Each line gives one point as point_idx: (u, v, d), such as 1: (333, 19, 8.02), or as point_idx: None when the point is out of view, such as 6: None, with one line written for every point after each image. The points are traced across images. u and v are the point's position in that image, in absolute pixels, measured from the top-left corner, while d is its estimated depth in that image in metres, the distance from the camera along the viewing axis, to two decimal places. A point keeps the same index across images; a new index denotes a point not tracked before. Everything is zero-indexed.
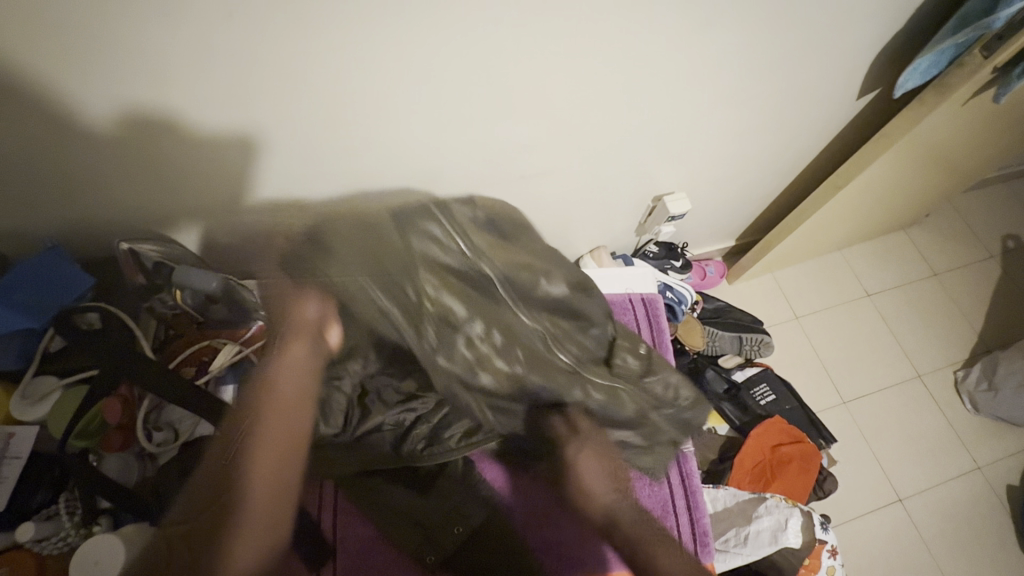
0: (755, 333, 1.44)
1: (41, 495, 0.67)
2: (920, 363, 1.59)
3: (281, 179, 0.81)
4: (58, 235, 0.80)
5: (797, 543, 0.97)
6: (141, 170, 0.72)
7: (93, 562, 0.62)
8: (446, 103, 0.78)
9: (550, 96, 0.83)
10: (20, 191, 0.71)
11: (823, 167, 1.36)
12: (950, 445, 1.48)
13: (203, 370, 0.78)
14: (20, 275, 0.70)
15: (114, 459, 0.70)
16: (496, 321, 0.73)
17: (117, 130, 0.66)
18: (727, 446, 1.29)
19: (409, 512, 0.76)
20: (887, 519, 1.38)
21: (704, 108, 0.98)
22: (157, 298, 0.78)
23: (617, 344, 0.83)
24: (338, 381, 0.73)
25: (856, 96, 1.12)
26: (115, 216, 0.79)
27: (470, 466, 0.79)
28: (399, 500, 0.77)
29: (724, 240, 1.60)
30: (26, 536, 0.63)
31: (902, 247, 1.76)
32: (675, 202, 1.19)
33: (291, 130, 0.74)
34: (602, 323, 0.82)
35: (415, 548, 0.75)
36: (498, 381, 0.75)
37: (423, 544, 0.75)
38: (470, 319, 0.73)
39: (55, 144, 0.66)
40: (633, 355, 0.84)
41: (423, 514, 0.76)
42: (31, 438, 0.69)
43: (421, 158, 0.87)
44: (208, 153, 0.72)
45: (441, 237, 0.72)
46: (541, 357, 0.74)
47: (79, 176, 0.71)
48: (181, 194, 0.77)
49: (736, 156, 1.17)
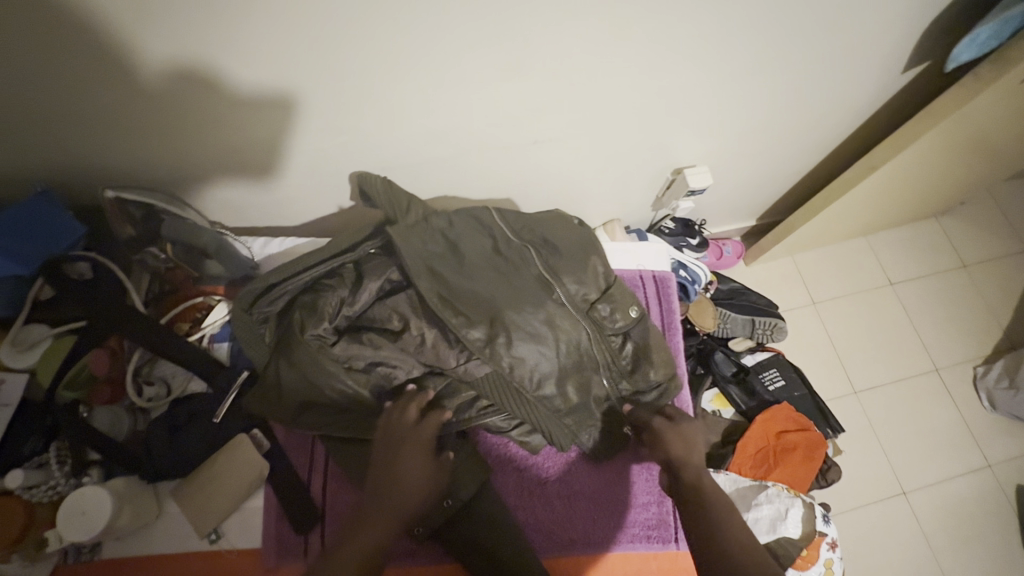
0: (770, 317, 1.39)
1: (31, 444, 0.66)
2: (939, 357, 1.53)
3: (280, 132, 0.77)
4: (53, 178, 0.77)
5: (797, 534, 0.95)
6: (152, 118, 0.71)
7: (81, 513, 0.62)
8: (455, 59, 0.72)
9: (568, 56, 0.77)
10: (8, 130, 0.68)
11: (857, 145, 1.27)
12: (962, 441, 1.44)
13: (198, 325, 0.77)
14: (8, 218, 0.66)
15: (104, 413, 0.69)
16: (488, 257, 0.80)
17: (108, 73, 0.63)
18: (733, 429, 1.27)
19: None
20: (888, 511, 1.36)
21: (738, 76, 0.92)
22: (148, 252, 0.74)
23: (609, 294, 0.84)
24: (327, 302, 0.75)
25: (902, 69, 1.04)
26: (108, 160, 0.76)
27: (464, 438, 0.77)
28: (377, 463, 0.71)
29: (744, 220, 1.54)
30: (15, 483, 0.62)
31: (932, 236, 1.67)
32: (696, 175, 1.13)
33: (288, 80, 0.69)
34: (591, 282, 0.83)
35: None
36: (487, 327, 0.76)
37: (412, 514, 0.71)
38: (466, 256, 0.79)
39: (68, 87, 0.64)
40: (623, 316, 0.83)
41: None
42: (20, 388, 0.67)
43: (427, 118, 0.82)
44: (227, 105, 0.71)
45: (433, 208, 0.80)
46: (524, 293, 0.78)
47: (67, 117, 0.68)
48: (193, 144, 0.76)
49: (765, 130, 1.10)
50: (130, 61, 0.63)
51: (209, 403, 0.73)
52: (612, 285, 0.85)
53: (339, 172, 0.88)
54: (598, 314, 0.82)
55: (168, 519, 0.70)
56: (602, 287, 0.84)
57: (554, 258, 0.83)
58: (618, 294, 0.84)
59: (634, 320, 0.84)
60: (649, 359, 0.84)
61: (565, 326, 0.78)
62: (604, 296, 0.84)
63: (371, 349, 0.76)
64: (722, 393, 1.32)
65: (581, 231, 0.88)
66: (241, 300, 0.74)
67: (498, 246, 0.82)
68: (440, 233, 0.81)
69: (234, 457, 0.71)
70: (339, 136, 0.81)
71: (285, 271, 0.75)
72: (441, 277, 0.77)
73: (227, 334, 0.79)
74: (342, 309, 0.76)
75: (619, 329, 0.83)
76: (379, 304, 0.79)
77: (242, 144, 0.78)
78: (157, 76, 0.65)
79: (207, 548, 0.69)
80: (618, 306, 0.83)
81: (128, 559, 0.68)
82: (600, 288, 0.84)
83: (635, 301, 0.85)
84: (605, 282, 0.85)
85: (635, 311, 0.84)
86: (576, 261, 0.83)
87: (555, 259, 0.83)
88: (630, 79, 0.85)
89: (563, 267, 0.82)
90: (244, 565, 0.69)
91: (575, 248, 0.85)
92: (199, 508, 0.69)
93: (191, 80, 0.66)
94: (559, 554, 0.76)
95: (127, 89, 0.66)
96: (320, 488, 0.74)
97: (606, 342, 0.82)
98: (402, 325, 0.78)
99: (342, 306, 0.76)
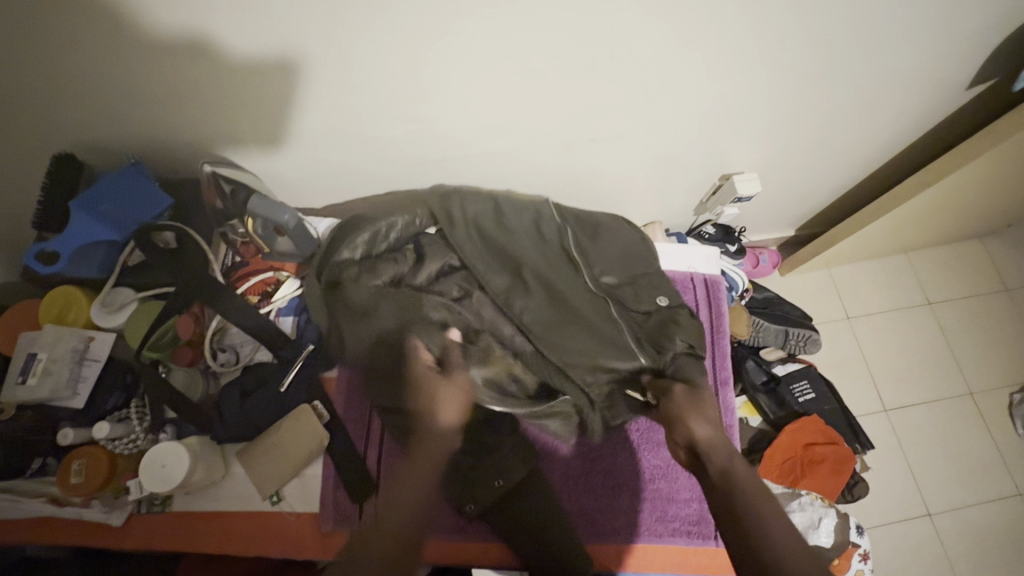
0: (804, 329, 1.37)
1: (114, 398, 0.72)
2: (974, 380, 1.51)
3: (353, 114, 0.81)
4: (142, 152, 0.82)
5: (828, 543, 0.96)
6: (243, 101, 0.75)
7: (160, 466, 0.66)
8: (528, 53, 0.74)
9: (637, 53, 0.78)
10: (100, 105, 0.72)
11: (909, 159, 1.26)
12: (992, 466, 1.42)
13: (267, 299, 0.81)
14: (106, 186, 0.72)
15: (181, 373, 0.74)
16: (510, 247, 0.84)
17: (202, 54, 0.67)
18: (760, 437, 1.28)
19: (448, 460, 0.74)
20: (912, 531, 1.35)
21: (799, 84, 0.93)
22: (229, 226, 0.80)
23: (637, 283, 0.86)
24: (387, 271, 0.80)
25: (965, 85, 1.03)
26: (189, 136, 0.80)
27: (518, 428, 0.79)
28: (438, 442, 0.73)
29: (783, 230, 1.54)
30: (102, 435, 0.67)
31: (975, 257, 1.64)
32: (744, 182, 1.12)
33: (368, 66, 0.72)
34: (620, 271, 0.86)
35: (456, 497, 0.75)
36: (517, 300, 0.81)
37: (463, 493, 0.75)
38: (507, 238, 0.85)
39: (176, 69, 0.69)
40: (648, 301, 0.84)
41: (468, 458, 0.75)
42: (109, 344, 0.73)
43: (493, 108, 0.84)
44: (313, 89, 0.75)
45: (490, 208, 0.87)
46: (564, 269, 0.84)
47: (153, 95, 0.72)
48: (275, 126, 0.80)
49: (818, 139, 1.11)
50: (236, 46, 0.66)
51: (274, 373, 0.76)
52: (644, 275, 0.87)
53: (398, 156, 0.92)
54: (621, 294, 0.84)
55: (235, 479, 0.75)
56: (632, 274, 0.87)
57: (593, 243, 0.87)
58: (641, 281, 0.86)
59: (663, 309, 0.85)
60: (675, 327, 0.81)
61: (582, 294, 0.82)
62: (631, 282, 0.86)
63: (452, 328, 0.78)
64: (749, 401, 1.33)
65: (628, 231, 0.91)
66: (316, 278, 0.79)
67: (566, 249, 0.85)
68: (491, 227, 0.85)
69: (297, 426, 0.74)
70: (407, 121, 0.84)
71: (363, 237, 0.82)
72: (518, 267, 0.83)
73: (292, 309, 0.83)
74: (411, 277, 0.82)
75: (644, 310, 0.84)
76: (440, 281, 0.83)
77: (318, 126, 0.82)
78: (259, 62, 0.69)
79: (268, 508, 0.75)
80: (644, 291, 0.85)
81: (198, 512, 0.74)
82: (630, 276, 0.87)
83: (666, 292, 0.86)
84: (632, 271, 0.87)
85: (664, 299, 0.85)
86: (607, 252, 0.87)
87: (595, 242, 0.87)
88: (687, 79, 0.86)
89: (595, 251, 0.86)
90: (302, 525, 0.75)
91: (623, 246, 0.88)
92: (261, 471, 0.74)
93: (284, 67, 0.71)
94: (600, 542, 0.79)
95: (226, 73, 0.70)
96: (376, 460, 0.78)
97: (629, 317, 0.82)
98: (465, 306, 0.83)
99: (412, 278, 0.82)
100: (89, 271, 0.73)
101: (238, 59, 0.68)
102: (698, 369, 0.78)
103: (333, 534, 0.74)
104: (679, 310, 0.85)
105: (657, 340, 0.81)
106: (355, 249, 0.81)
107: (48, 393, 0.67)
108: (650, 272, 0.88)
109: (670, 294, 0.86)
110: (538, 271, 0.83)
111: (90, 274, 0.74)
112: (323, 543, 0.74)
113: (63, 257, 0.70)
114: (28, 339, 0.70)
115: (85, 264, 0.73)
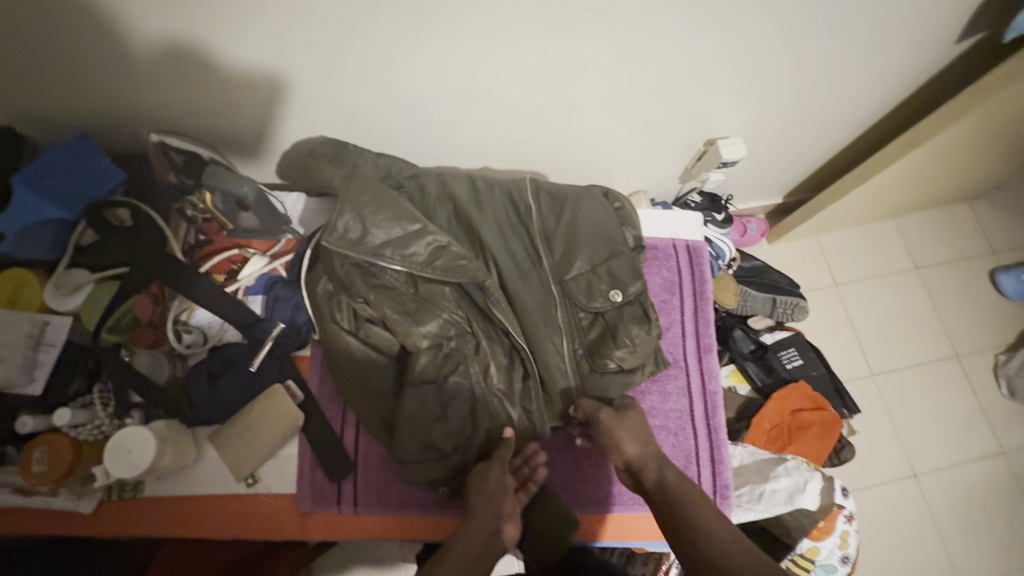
0: (791, 297, 1.35)
1: (75, 385, 0.69)
2: (961, 343, 1.52)
3: (317, 83, 0.76)
4: (91, 126, 0.77)
5: (814, 506, 0.96)
6: (194, 70, 0.70)
7: (126, 451, 0.64)
8: (497, 13, 0.70)
9: (614, 11, 0.73)
10: (33, 76, 0.67)
11: (897, 118, 1.23)
12: (976, 427, 1.44)
13: (233, 277, 0.79)
14: (49, 159, 0.68)
15: (146, 357, 0.71)
16: (471, 224, 0.82)
17: (139, 17, 0.62)
18: (748, 405, 1.28)
19: (419, 445, 0.72)
20: (897, 492, 1.37)
21: (785, 43, 0.89)
22: (187, 202, 0.75)
23: (595, 276, 0.81)
24: (373, 236, 0.72)
25: (954, 39, 1.00)
26: (138, 110, 0.75)
27: (495, 407, 0.76)
28: (407, 433, 0.71)
29: (770, 197, 1.52)
30: (63, 421, 0.65)
31: (963, 220, 1.63)
32: (730, 146, 1.09)
33: (324, 28, 0.67)
34: (584, 258, 0.81)
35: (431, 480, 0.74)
36: (435, 267, 0.74)
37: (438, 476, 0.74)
38: (478, 212, 0.82)
39: (118, 35, 0.63)
40: (601, 299, 0.80)
41: (438, 440, 0.72)
42: (65, 329, 0.69)
43: (463, 73, 0.80)
44: (268, 57, 0.70)
45: (469, 188, 0.84)
46: (511, 245, 0.82)
47: (91, 65, 0.67)
48: (230, 97, 0.75)
49: (804, 101, 1.07)
50: (180, 12, 0.62)
51: (244, 353, 0.74)
52: (608, 261, 0.82)
53: (368, 127, 0.88)
54: (573, 290, 0.80)
55: (209, 461, 0.74)
56: (595, 263, 0.82)
57: (556, 223, 0.83)
58: (599, 271, 0.81)
59: (617, 305, 0.80)
60: (613, 345, 0.79)
61: (529, 279, 0.80)
62: (591, 271, 0.81)
63: (420, 327, 0.74)
64: (737, 369, 1.32)
65: (598, 211, 0.85)
66: (298, 265, 0.79)
67: (534, 234, 0.82)
68: (455, 198, 0.83)
69: (272, 404, 0.73)
70: (373, 89, 0.79)
71: (359, 208, 0.72)
72: (476, 233, 0.82)
73: (261, 287, 0.80)
74: (386, 251, 0.73)
75: (594, 308, 0.80)
76: (429, 265, 0.74)
77: (278, 96, 0.77)
78: (212, 27, 0.64)
79: (243, 490, 0.73)
80: (598, 284, 0.81)
81: (170, 496, 0.72)
82: (591, 263, 0.82)
83: (623, 285, 0.81)
84: (599, 258, 0.82)
85: (620, 294, 0.80)
86: (575, 240, 0.82)
87: (561, 221, 0.83)
88: (668, 36, 0.81)
89: (561, 234, 0.83)
90: (281, 505, 0.73)
91: (592, 231, 0.83)
92: (235, 452, 0.72)
93: (235, 34, 0.66)
94: (583, 512, 0.79)
95: (170, 40, 0.65)
96: (353, 439, 0.77)
97: (574, 315, 0.81)
98: (407, 285, 0.76)
99: (400, 253, 0.73)
100: (36, 252, 0.70)
101: (182, 25, 0.63)
102: (620, 390, 0.79)
103: (313, 512, 0.74)
104: (629, 308, 0.81)
105: (595, 354, 0.80)
106: (349, 222, 0.72)
107: (2, 378, 0.65)
108: (611, 254, 0.82)
109: (630, 291, 0.81)
110: (499, 256, 0.80)
111: (37, 254, 0.70)
112: (303, 522, 0.74)
113: (8, 237, 0.67)
114: None
115: (32, 243, 0.69)
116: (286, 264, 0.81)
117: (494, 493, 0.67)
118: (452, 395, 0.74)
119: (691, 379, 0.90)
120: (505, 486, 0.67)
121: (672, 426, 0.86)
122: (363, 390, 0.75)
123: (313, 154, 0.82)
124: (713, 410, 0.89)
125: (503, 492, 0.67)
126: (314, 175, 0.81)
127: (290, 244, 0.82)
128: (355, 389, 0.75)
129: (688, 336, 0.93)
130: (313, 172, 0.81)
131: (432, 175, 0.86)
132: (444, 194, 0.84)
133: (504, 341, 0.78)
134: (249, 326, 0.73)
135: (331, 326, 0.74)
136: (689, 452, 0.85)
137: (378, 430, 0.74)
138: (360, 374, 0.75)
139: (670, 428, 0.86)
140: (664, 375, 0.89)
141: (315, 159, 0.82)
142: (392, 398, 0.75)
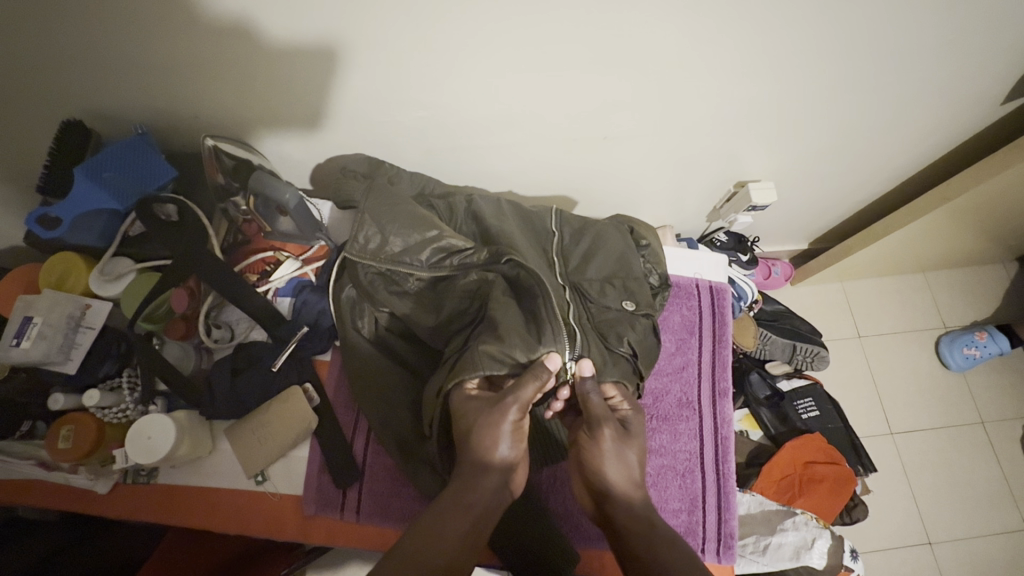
0: (812, 345, 1.32)
1: (106, 367, 0.73)
2: (987, 409, 1.47)
3: (366, 100, 0.80)
4: (152, 125, 0.82)
5: (820, 565, 0.93)
6: (253, 79, 0.74)
7: (146, 437, 0.67)
8: (543, 44, 0.72)
9: (657, 50, 0.76)
10: (109, 77, 0.72)
11: (933, 174, 1.23)
12: (1000, 499, 1.38)
13: (266, 277, 0.81)
14: (112, 153, 0.72)
15: (175, 346, 0.76)
16: (492, 237, 0.81)
17: (218, 26, 0.66)
18: (758, 452, 1.26)
19: (417, 449, 0.74)
20: (911, 558, 1.32)
21: (830, 90, 0.89)
22: (231, 202, 0.80)
23: (606, 286, 0.80)
24: (391, 245, 0.74)
25: (1000, 100, 1.00)
26: (197, 112, 0.80)
27: (470, 353, 0.65)
28: (411, 434, 0.75)
29: (797, 242, 1.50)
30: (91, 403, 0.69)
31: (996, 282, 1.59)
32: (760, 191, 1.10)
33: (380, 48, 0.71)
34: (596, 268, 0.82)
35: (425, 485, 0.73)
36: (442, 257, 0.74)
37: (432, 479, 0.73)
38: (497, 226, 0.82)
39: (190, 43, 0.68)
40: (613, 299, 0.79)
41: (431, 415, 0.67)
42: (104, 313, 0.74)
43: (505, 100, 0.83)
44: (326, 71, 0.74)
45: (491, 208, 0.85)
46: (522, 241, 0.81)
47: (163, 69, 0.72)
48: (285, 104, 0.79)
49: (841, 150, 1.08)
50: (254, 25, 0.66)
51: (268, 352, 0.77)
52: (622, 277, 0.82)
53: (407, 144, 0.91)
54: (584, 287, 0.79)
55: (221, 455, 0.76)
56: (607, 275, 0.82)
57: (574, 246, 0.85)
58: (614, 282, 0.81)
59: (627, 313, 0.79)
60: (627, 328, 0.77)
61: (538, 261, 0.79)
62: (612, 280, 0.82)
63: (434, 318, 0.75)
64: (750, 414, 1.31)
65: (612, 234, 0.86)
66: (329, 273, 0.83)
67: (552, 254, 0.82)
68: (475, 221, 0.84)
69: (289, 406, 0.75)
70: (418, 108, 0.83)
71: (379, 221, 0.74)
72: (488, 233, 0.81)
73: (290, 290, 0.83)
74: (405, 258, 0.74)
75: (604, 304, 0.78)
76: (438, 265, 0.74)
77: (328, 106, 0.81)
78: (281, 43, 0.69)
79: (252, 487, 0.75)
80: (611, 289, 0.80)
81: (182, 485, 0.74)
82: (605, 276, 0.82)
83: (636, 297, 0.80)
84: (612, 273, 0.82)
85: (632, 303, 0.79)
86: (592, 253, 0.83)
87: (579, 245, 0.85)
88: (710, 79, 0.83)
89: (576, 248, 0.84)
90: (286, 506, 0.75)
91: (609, 252, 0.84)
92: (250, 450, 0.74)
93: (300, 50, 0.70)
94: (584, 546, 0.79)
95: (240, 47, 0.69)
96: (363, 448, 0.78)
97: (584, 306, 0.77)
98: (422, 286, 0.76)
99: (417, 258, 0.74)
100: (88, 238, 0.75)
101: (254, 35, 0.68)
102: (617, 374, 0.71)
103: (317, 517, 0.75)
104: (641, 319, 0.79)
105: (604, 331, 0.75)
106: (370, 233, 0.74)
107: (41, 356, 0.68)
108: (629, 274, 0.83)
109: (639, 300, 0.80)
110: (519, 248, 0.78)
111: (88, 241, 0.75)
112: (306, 525, 0.75)
113: (65, 223, 0.72)
114: (24, 303, 0.70)
115: (85, 230, 0.74)
116: (316, 269, 0.84)
117: (490, 433, 0.58)
118: (454, 363, 0.68)
119: (700, 421, 0.89)
120: (498, 421, 0.59)
121: (680, 467, 0.85)
122: (379, 391, 0.76)
123: (345, 171, 0.89)
124: (723, 455, 0.88)
125: (496, 428, 0.58)
126: (343, 189, 0.85)
127: (321, 250, 0.85)
128: (373, 392, 0.76)
129: (703, 378, 0.93)
130: (342, 188, 0.85)
131: (463, 197, 0.88)
132: (471, 218, 0.85)
133: (506, 293, 0.71)
134: (276, 324, 0.76)
135: (349, 335, 0.77)
136: (696, 495, 0.84)
137: (387, 441, 0.75)
138: (377, 378, 0.77)
139: (678, 469, 0.85)
140: (676, 416, 0.89)
141: (354, 174, 0.87)
142: (408, 406, 0.76)
